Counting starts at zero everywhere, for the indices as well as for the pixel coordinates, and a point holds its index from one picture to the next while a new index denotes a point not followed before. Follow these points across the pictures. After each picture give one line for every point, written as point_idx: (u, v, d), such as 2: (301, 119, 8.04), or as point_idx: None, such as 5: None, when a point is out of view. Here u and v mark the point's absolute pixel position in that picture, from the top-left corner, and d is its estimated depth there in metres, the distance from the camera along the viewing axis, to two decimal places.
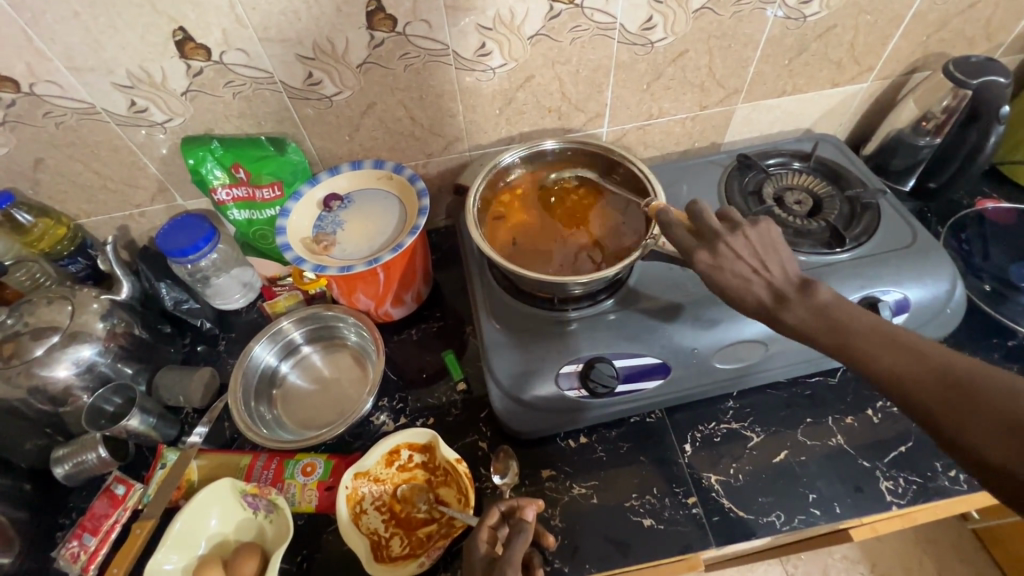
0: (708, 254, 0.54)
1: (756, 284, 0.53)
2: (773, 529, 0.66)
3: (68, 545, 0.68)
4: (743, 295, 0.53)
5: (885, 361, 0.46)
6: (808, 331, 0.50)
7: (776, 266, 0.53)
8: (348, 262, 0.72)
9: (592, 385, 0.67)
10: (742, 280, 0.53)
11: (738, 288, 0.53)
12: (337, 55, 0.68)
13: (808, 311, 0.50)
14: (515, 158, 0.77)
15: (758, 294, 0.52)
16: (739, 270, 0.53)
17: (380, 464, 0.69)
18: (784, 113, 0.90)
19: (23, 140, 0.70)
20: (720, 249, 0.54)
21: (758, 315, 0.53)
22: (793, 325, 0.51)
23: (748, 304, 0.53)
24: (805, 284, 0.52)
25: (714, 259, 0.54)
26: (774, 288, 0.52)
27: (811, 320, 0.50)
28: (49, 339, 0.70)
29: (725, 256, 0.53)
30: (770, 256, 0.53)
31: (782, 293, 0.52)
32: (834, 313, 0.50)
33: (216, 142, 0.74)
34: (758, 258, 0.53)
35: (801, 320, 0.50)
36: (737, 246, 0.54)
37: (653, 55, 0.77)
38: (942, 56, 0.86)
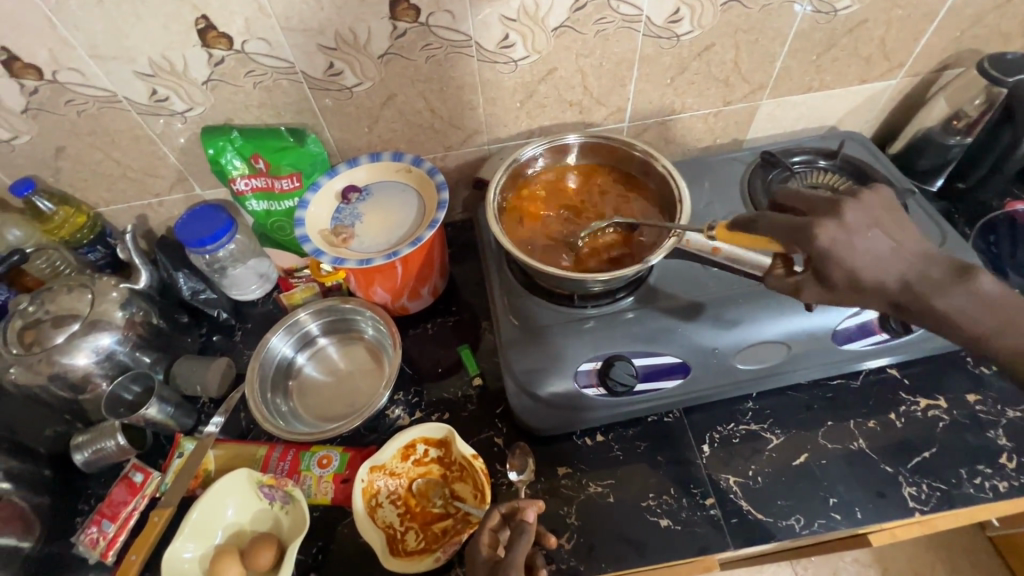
0: (835, 225, 0.46)
1: (899, 263, 0.46)
2: (792, 533, 0.66)
3: (88, 531, 0.69)
4: (881, 273, 0.46)
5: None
6: (968, 323, 0.44)
7: (911, 243, 0.47)
8: (366, 255, 0.72)
9: (611, 383, 0.66)
10: (878, 257, 0.46)
11: (878, 266, 0.46)
12: (358, 46, 0.68)
13: (972, 302, 0.44)
14: (536, 151, 0.76)
15: (900, 272, 0.46)
16: (873, 245, 0.46)
17: (395, 458, 0.69)
18: (810, 109, 0.88)
19: (45, 128, 0.70)
20: (847, 218, 0.47)
21: (898, 296, 0.46)
22: (944, 311, 0.44)
23: (885, 285, 0.46)
24: (963, 268, 0.45)
25: (845, 229, 0.46)
26: (918, 268, 0.45)
27: (971, 310, 0.44)
28: (69, 327, 0.70)
29: (856, 228, 0.46)
30: (897, 232, 0.47)
31: (927, 274, 0.45)
32: (1001, 305, 0.44)
33: (236, 132, 0.74)
34: (887, 230, 0.47)
35: (963, 308, 0.44)
36: (865, 217, 0.47)
37: (678, 49, 0.75)
38: (975, 52, 0.83)
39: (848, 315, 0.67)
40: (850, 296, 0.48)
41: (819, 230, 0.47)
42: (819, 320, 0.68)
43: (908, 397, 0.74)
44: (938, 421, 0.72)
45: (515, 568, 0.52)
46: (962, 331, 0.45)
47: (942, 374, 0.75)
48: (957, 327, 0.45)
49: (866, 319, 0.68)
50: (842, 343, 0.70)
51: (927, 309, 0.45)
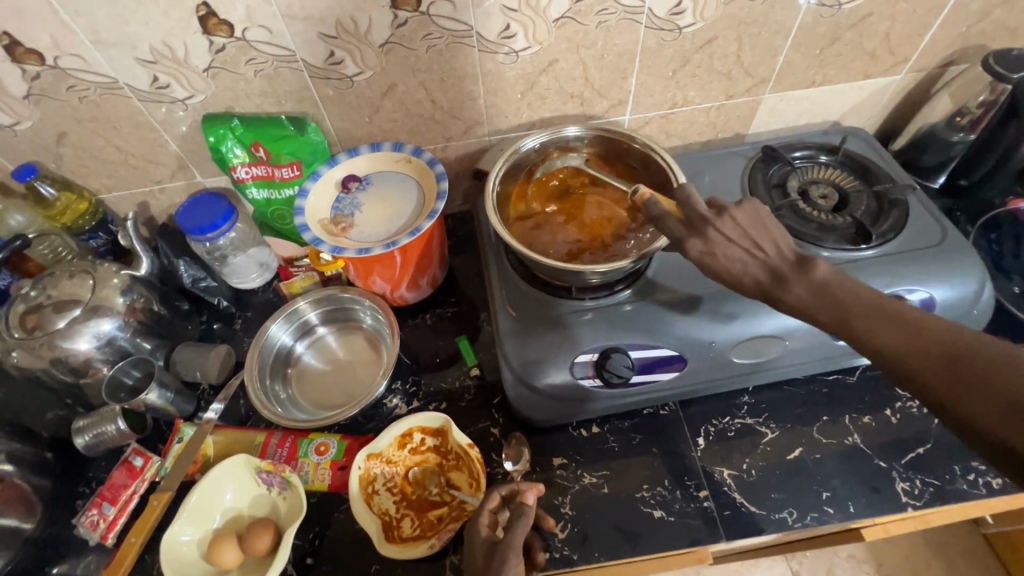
0: (700, 240, 0.53)
1: (753, 264, 0.52)
2: (784, 526, 0.66)
3: (89, 513, 0.69)
4: (739, 274, 0.52)
5: (884, 338, 0.45)
6: (808, 310, 0.49)
7: (768, 244, 0.52)
8: (365, 244, 0.72)
9: (607, 375, 0.67)
10: (736, 262, 0.52)
11: (735, 270, 0.52)
12: (359, 35, 0.67)
13: (807, 289, 0.50)
14: (535, 143, 0.76)
15: (755, 273, 0.52)
16: (731, 251, 0.52)
17: (392, 446, 0.69)
18: (813, 103, 0.87)
19: (47, 113, 0.70)
20: (710, 231, 0.53)
21: (756, 294, 0.52)
22: (793, 303, 0.50)
23: (745, 284, 0.52)
24: (802, 261, 0.51)
25: (706, 243, 0.53)
26: (768, 267, 0.51)
27: (806, 298, 0.49)
28: (71, 312, 0.71)
29: (717, 240, 0.53)
30: (761, 234, 0.53)
31: (777, 271, 0.51)
32: (830, 289, 0.49)
33: (237, 120, 0.74)
34: (749, 237, 0.53)
35: (798, 297, 0.50)
36: (726, 226, 0.53)
37: (681, 42, 0.75)
38: (981, 48, 0.83)
39: None
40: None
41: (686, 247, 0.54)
42: None
43: (904, 393, 0.74)
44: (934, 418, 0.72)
45: (514, 550, 0.54)
46: (813, 318, 0.49)
47: None
48: (804, 316, 0.50)
49: None
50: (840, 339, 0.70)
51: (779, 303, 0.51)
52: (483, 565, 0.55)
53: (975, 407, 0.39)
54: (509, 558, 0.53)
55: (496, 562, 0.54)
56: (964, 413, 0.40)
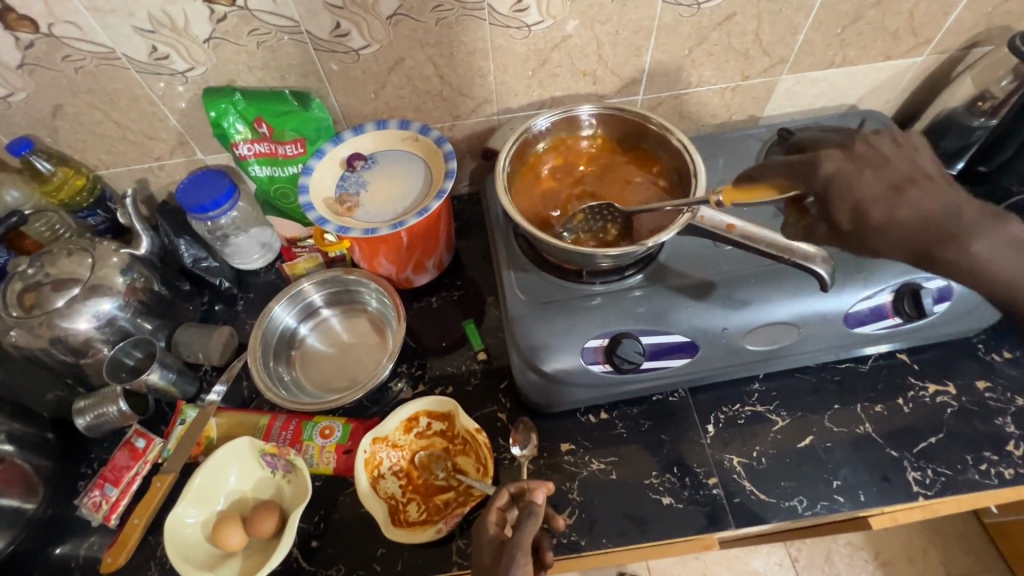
0: (840, 153, 0.52)
1: (931, 197, 0.48)
2: (794, 514, 0.65)
3: (90, 495, 0.69)
4: (909, 212, 0.48)
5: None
6: (1008, 272, 0.46)
7: (921, 174, 0.50)
8: (371, 225, 0.70)
9: (617, 361, 0.65)
10: (886, 190, 0.49)
11: (890, 200, 0.49)
12: (367, 6, 0.65)
13: (998, 243, 0.47)
14: (548, 122, 0.73)
15: (928, 214, 0.48)
16: (886, 171, 0.50)
17: (398, 430, 0.69)
18: (831, 86, 0.85)
19: (42, 84, 0.68)
20: (854, 151, 0.52)
21: (925, 236, 0.48)
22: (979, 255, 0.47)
23: (900, 216, 0.48)
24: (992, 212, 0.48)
25: (849, 161, 0.52)
26: (945, 206, 0.48)
27: (1001, 255, 0.46)
28: (70, 291, 0.69)
29: (864, 160, 0.51)
30: (914, 163, 0.51)
31: (957, 212, 0.48)
32: (1022, 245, 0.47)
33: (239, 94, 0.72)
34: (901, 163, 0.51)
35: (997, 253, 0.46)
36: (878, 150, 0.52)
37: (698, 18, 0.72)
38: (1006, 29, 0.80)
39: (860, 297, 0.66)
40: (864, 236, 0.50)
41: (823, 161, 0.53)
42: (831, 301, 0.67)
43: (917, 382, 0.73)
44: (946, 407, 0.71)
45: (523, 554, 0.51)
46: (998, 276, 0.46)
47: (952, 360, 0.74)
48: (986, 274, 0.47)
49: (878, 303, 0.67)
50: (854, 326, 0.69)
51: (965, 253, 0.47)
52: (491, 564, 0.53)
53: None
54: (518, 558, 0.51)
55: (503, 560, 0.52)
56: None
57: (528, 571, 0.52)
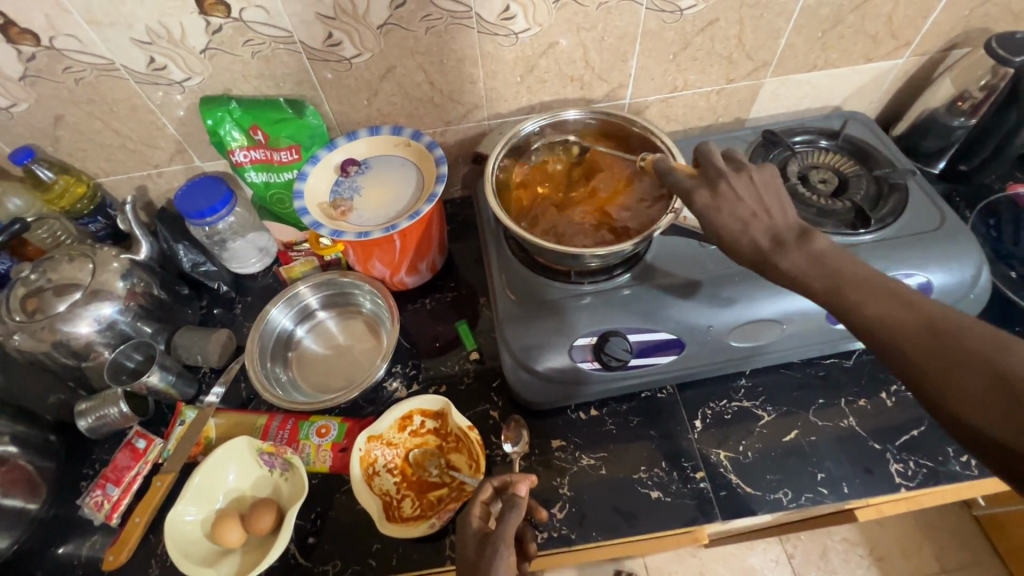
0: (708, 192, 0.53)
1: (766, 224, 0.50)
2: (778, 506, 0.67)
3: (93, 494, 0.70)
4: (745, 239, 0.50)
5: (873, 309, 0.44)
6: (804, 278, 0.47)
7: (777, 213, 0.51)
8: (364, 228, 0.72)
9: (605, 358, 0.67)
10: (736, 225, 0.51)
11: (735, 232, 0.51)
12: (357, 15, 0.67)
13: (803, 257, 0.48)
14: (536, 126, 0.75)
15: (755, 239, 0.50)
16: (738, 210, 0.51)
17: (392, 428, 0.70)
18: (814, 88, 0.87)
19: (43, 96, 0.70)
20: (720, 187, 0.52)
21: (753, 260, 0.50)
22: (787, 270, 0.48)
23: (741, 247, 0.51)
24: (803, 230, 0.49)
25: (714, 198, 0.52)
26: (772, 231, 0.50)
27: (805, 266, 0.48)
28: (72, 296, 0.71)
29: (725, 196, 0.52)
30: (772, 200, 0.51)
31: (780, 237, 0.49)
32: (825, 258, 0.47)
33: (235, 103, 0.74)
34: (759, 201, 0.51)
35: (796, 265, 0.48)
36: (739, 188, 0.52)
37: (681, 24, 0.74)
38: (984, 32, 0.82)
39: None
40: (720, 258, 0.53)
41: (693, 198, 0.53)
42: (813, 298, 0.68)
43: None
44: None
45: (506, 544, 0.53)
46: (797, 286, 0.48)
47: None
48: (792, 285, 0.48)
49: None
50: (837, 323, 0.70)
51: (776, 272, 0.49)
52: (474, 556, 0.54)
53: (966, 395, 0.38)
54: (500, 550, 0.53)
55: (487, 552, 0.54)
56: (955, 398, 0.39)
57: (511, 562, 0.53)
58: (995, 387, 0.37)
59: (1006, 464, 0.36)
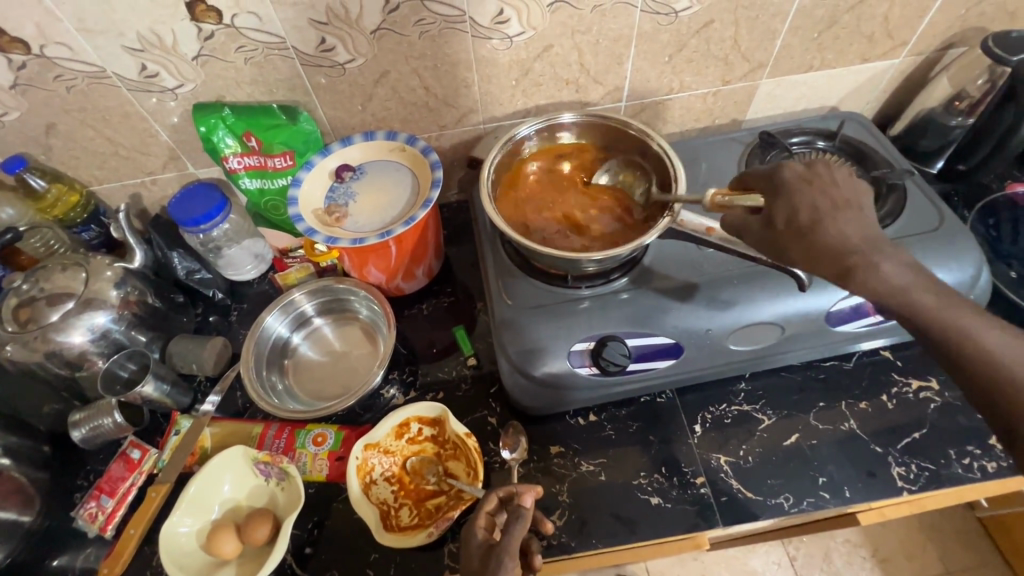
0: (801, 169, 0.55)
1: (858, 224, 0.51)
2: (780, 511, 0.66)
3: (87, 506, 0.70)
4: (834, 223, 0.51)
5: (986, 339, 0.44)
6: (906, 292, 0.47)
7: (865, 209, 0.52)
8: (360, 234, 0.72)
9: (603, 364, 0.66)
10: (826, 204, 0.52)
11: (821, 208, 0.52)
12: (350, 21, 0.66)
13: (903, 271, 0.48)
14: (531, 130, 0.75)
15: (847, 226, 0.50)
16: (830, 191, 0.53)
17: (390, 436, 0.69)
18: (810, 88, 0.87)
19: (35, 104, 0.69)
20: (817, 171, 0.55)
21: (840, 247, 0.50)
22: (884, 271, 0.48)
23: (829, 229, 0.50)
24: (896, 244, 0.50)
25: (806, 176, 0.55)
26: (864, 233, 0.50)
27: (907, 279, 0.47)
28: (64, 305, 0.70)
29: (819, 176, 0.54)
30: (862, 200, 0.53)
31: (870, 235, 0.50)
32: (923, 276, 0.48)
33: (228, 110, 0.73)
34: (851, 194, 0.53)
35: (898, 274, 0.47)
36: (837, 179, 0.54)
37: (677, 26, 0.74)
38: (980, 31, 0.82)
39: (842, 296, 0.67)
40: (792, 237, 0.52)
41: (785, 171, 0.56)
42: (812, 301, 0.68)
43: (900, 378, 0.75)
44: (929, 403, 0.72)
45: (511, 558, 0.52)
46: (895, 293, 0.47)
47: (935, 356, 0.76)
48: (892, 293, 0.47)
49: (859, 301, 0.68)
50: (835, 325, 0.70)
51: (873, 267, 0.48)
52: (479, 568, 0.54)
53: None
54: (506, 562, 0.52)
55: (492, 564, 0.53)
56: None
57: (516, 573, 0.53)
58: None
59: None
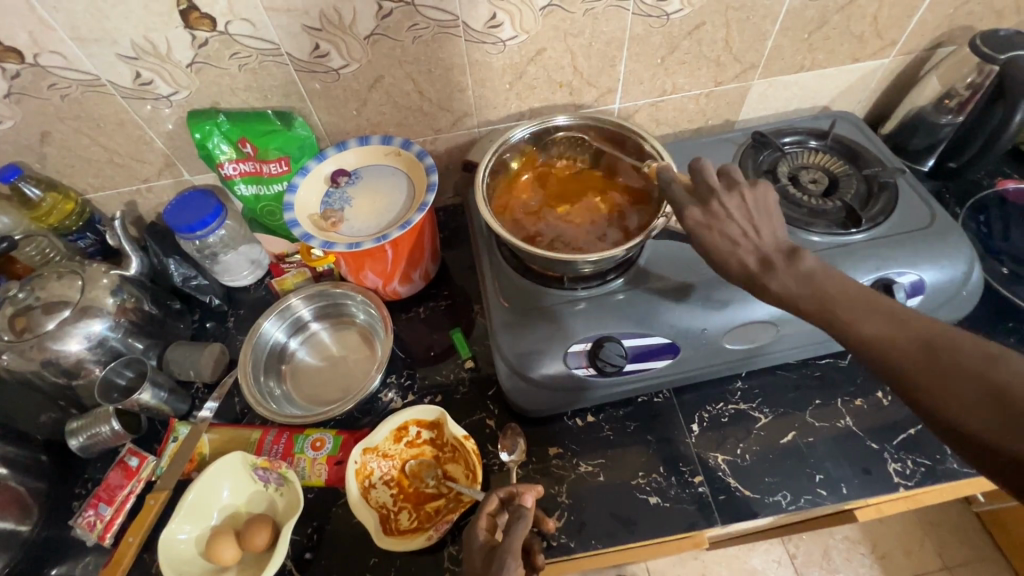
0: (699, 210, 0.55)
1: (751, 245, 0.52)
2: (778, 509, 0.67)
3: (85, 514, 0.69)
4: (733, 257, 0.53)
5: (867, 329, 0.46)
6: (794, 299, 0.50)
7: (764, 231, 0.53)
8: (356, 238, 0.72)
9: (600, 364, 0.67)
10: (726, 242, 0.53)
11: (723, 252, 0.53)
12: (344, 27, 0.67)
13: (791, 278, 0.50)
14: (525, 134, 0.75)
15: (744, 258, 0.52)
16: (726, 226, 0.53)
17: (388, 440, 0.70)
18: (801, 89, 0.87)
19: (29, 113, 0.69)
20: (714, 208, 0.54)
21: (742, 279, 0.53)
22: (776, 290, 0.51)
23: (730, 265, 0.53)
24: (791, 250, 0.52)
25: (705, 216, 0.54)
26: (759, 252, 0.52)
27: (795, 287, 0.50)
28: (61, 313, 0.70)
29: (718, 213, 0.54)
30: (761, 219, 0.53)
31: (769, 258, 0.52)
32: (816, 277, 0.50)
33: (223, 116, 0.74)
34: (749, 220, 0.53)
35: (785, 284, 0.50)
36: (731, 210, 0.54)
37: (668, 28, 0.74)
38: (968, 30, 0.83)
39: None
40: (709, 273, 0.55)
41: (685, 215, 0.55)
42: None
43: None
44: None
45: (513, 557, 0.52)
46: (784, 303, 0.51)
47: None
48: (783, 304, 0.51)
49: None
50: None
51: (765, 291, 0.51)
52: (482, 568, 0.54)
53: (956, 409, 0.40)
54: (509, 561, 0.52)
55: (494, 564, 0.53)
56: (947, 412, 0.40)
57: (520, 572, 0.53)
58: (989, 404, 0.38)
59: (1004, 472, 0.37)
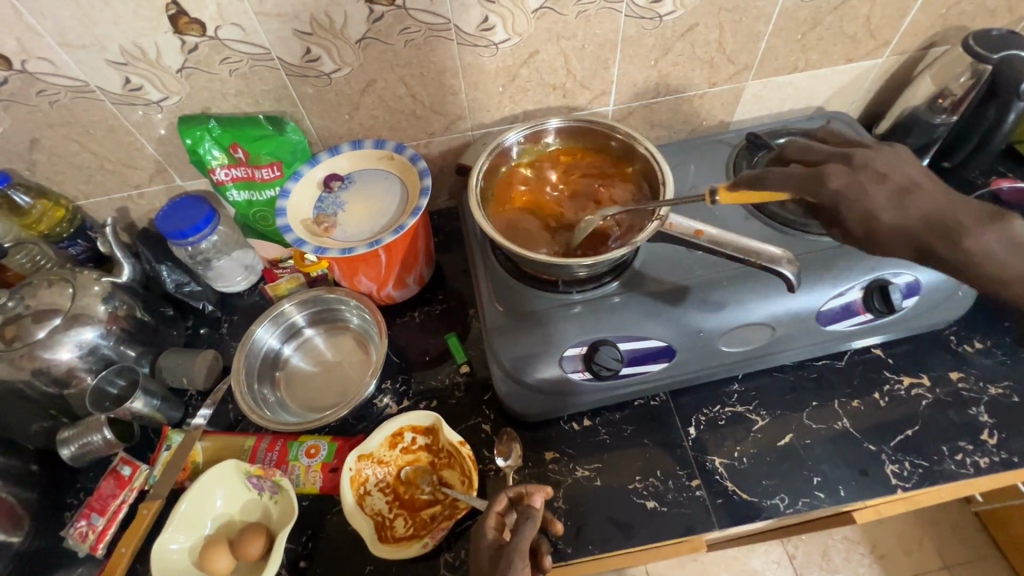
0: (844, 167, 0.51)
1: (931, 201, 0.47)
2: (776, 512, 0.66)
3: (77, 525, 0.69)
4: (914, 211, 0.47)
5: None
6: (997, 269, 0.44)
7: (924, 182, 0.49)
8: (349, 243, 0.71)
9: (596, 368, 0.66)
10: (890, 196, 0.48)
11: (892, 209, 0.48)
12: (335, 31, 0.66)
13: (1001, 242, 0.44)
14: (518, 137, 0.75)
15: (920, 212, 0.47)
16: (885, 179, 0.49)
17: (383, 446, 0.69)
18: (796, 89, 0.87)
19: (18, 120, 0.69)
20: (860, 166, 0.51)
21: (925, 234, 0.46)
22: (973, 251, 0.44)
23: (909, 225, 0.47)
24: (995, 212, 0.45)
25: (853, 174, 0.50)
26: (944, 209, 0.46)
27: (1000, 253, 0.44)
28: (51, 322, 0.69)
29: (865, 172, 0.50)
30: (912, 171, 0.50)
31: (957, 217, 0.45)
32: None
33: (214, 122, 0.73)
34: (905, 174, 0.49)
35: (995, 252, 0.44)
36: (881, 166, 0.50)
37: (662, 29, 0.74)
38: (960, 29, 0.83)
39: (832, 295, 0.68)
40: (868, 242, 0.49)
41: (827, 176, 0.51)
42: (803, 300, 0.68)
43: (892, 375, 0.75)
44: (921, 399, 0.73)
45: (520, 555, 0.51)
46: (987, 268, 0.44)
47: (926, 353, 0.76)
48: (976, 269, 0.44)
49: (848, 300, 0.69)
50: (826, 324, 0.70)
51: (955, 250, 0.45)
52: (490, 568, 0.53)
53: None
54: (516, 561, 0.51)
55: (501, 563, 0.52)
56: None
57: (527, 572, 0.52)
58: None
59: None
